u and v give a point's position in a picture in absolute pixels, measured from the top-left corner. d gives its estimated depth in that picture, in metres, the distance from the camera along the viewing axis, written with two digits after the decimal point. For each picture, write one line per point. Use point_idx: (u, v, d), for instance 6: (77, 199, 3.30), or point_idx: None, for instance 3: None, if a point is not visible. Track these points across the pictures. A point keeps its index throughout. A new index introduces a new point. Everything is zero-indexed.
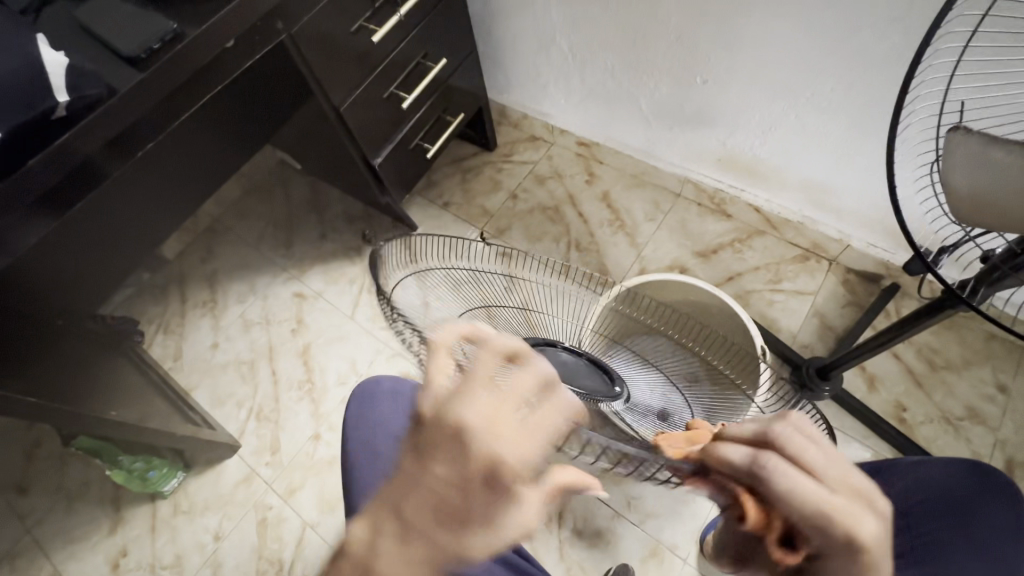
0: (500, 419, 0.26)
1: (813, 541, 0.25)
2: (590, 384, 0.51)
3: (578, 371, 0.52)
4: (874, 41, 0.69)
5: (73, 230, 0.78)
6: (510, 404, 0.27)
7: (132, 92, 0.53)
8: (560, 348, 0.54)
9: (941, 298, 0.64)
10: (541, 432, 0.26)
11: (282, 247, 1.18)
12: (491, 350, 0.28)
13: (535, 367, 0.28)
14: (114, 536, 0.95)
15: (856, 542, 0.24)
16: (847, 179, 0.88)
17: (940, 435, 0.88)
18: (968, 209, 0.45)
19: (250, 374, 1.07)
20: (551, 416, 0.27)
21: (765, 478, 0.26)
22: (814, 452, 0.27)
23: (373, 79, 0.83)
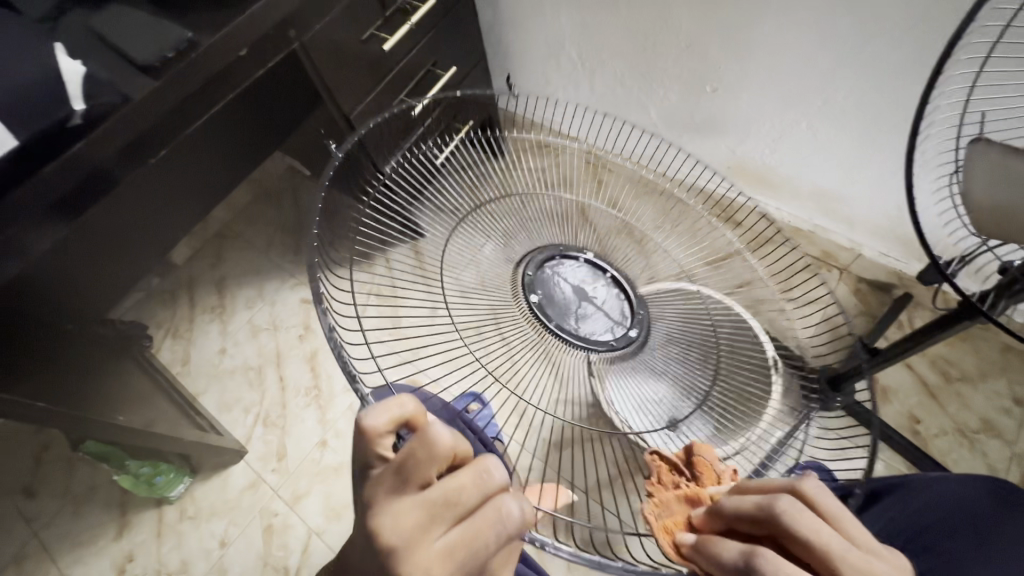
0: (433, 542, 0.32)
1: None
2: (590, 326, 0.60)
3: (580, 303, 0.61)
4: (888, 48, 0.69)
5: (85, 236, 0.77)
6: (443, 525, 0.32)
7: (146, 99, 0.53)
8: (577, 263, 0.65)
9: (960, 307, 0.62)
10: (468, 550, 0.31)
11: (290, 253, 1.19)
12: (428, 466, 0.32)
13: (475, 484, 0.33)
14: (120, 541, 0.95)
15: None
16: (859, 187, 0.87)
17: (955, 448, 0.86)
18: (988, 220, 0.45)
19: (257, 380, 1.07)
20: (484, 532, 0.32)
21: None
22: (829, 536, 0.31)
23: (383, 87, 0.84)
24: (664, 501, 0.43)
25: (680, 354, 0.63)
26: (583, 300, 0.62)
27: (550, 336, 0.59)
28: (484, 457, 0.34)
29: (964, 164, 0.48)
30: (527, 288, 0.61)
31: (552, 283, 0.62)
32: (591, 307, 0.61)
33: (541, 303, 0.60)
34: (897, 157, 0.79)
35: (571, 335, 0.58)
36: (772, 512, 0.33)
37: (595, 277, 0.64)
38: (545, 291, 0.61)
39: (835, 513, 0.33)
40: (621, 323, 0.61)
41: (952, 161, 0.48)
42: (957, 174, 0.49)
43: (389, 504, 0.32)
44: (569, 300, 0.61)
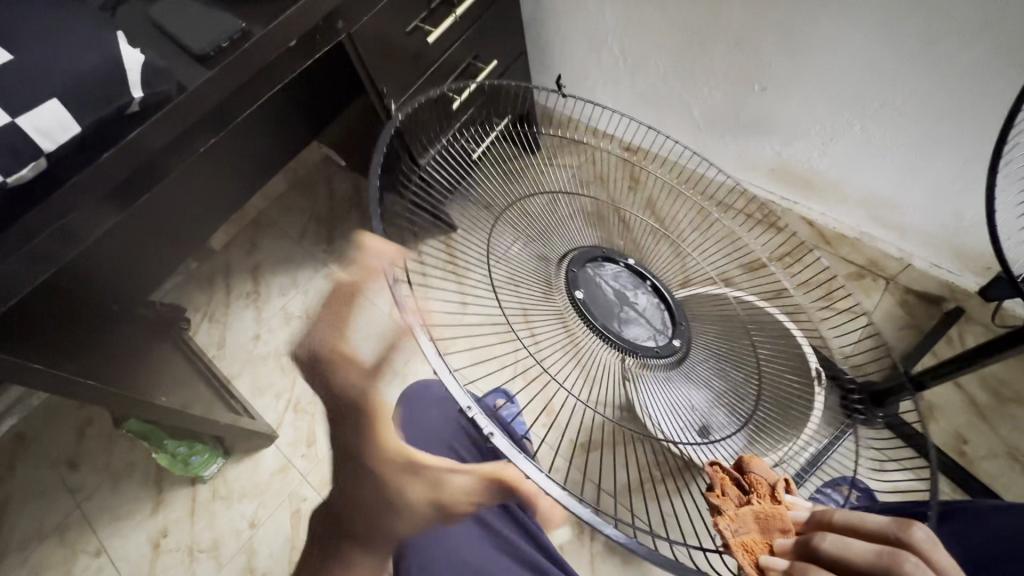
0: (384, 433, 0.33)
1: None
2: (634, 336, 0.55)
3: (619, 306, 0.57)
4: (956, 50, 0.66)
5: (133, 221, 0.80)
6: None
7: (201, 88, 0.54)
8: (620, 266, 0.61)
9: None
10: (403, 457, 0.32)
11: (324, 243, 1.20)
12: None
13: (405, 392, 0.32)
14: (156, 517, 0.98)
15: None
16: (912, 193, 0.84)
17: (1006, 472, 0.82)
18: None
19: (289, 366, 1.09)
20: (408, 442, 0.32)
21: None
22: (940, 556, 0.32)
23: (424, 80, 0.84)
24: (741, 515, 0.37)
25: (719, 363, 0.60)
26: (625, 304, 0.57)
27: (592, 337, 0.55)
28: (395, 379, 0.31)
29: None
30: (572, 284, 0.57)
31: (594, 283, 0.58)
32: (634, 313, 0.57)
33: (586, 300, 0.56)
34: (958, 163, 0.76)
35: (614, 341, 0.54)
36: (892, 566, 0.31)
37: (636, 284, 0.60)
38: (589, 291, 0.57)
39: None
40: (664, 332, 0.58)
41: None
42: None
43: None
44: (611, 302, 0.57)
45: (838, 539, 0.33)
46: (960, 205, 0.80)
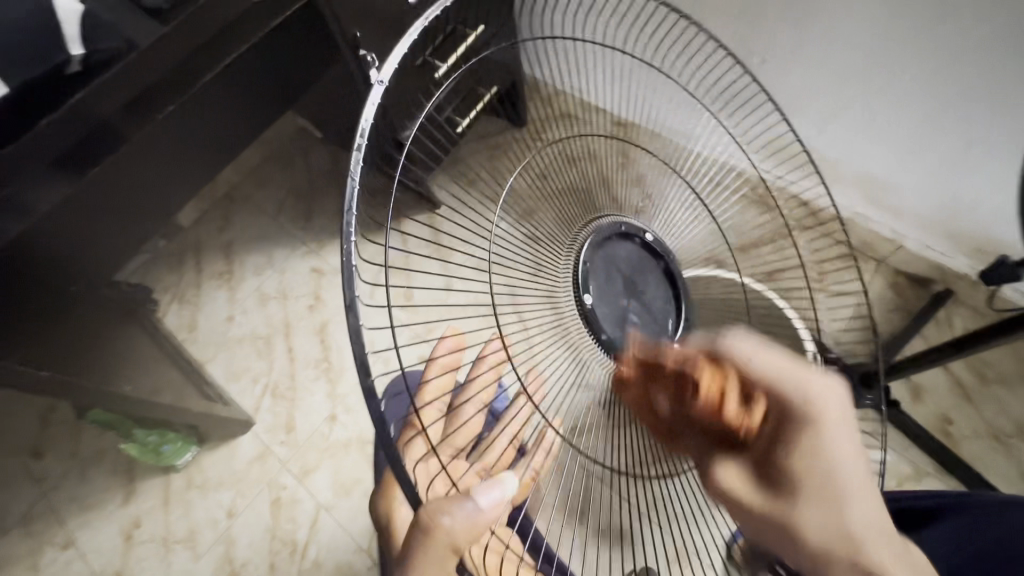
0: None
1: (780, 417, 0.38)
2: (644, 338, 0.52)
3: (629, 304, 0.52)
4: (970, 23, 0.63)
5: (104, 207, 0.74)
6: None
7: (153, 46, 0.50)
8: (636, 238, 0.55)
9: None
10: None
11: (301, 221, 1.14)
12: (443, 544, 0.35)
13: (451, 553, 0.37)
14: (127, 507, 0.94)
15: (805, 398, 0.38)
16: (911, 173, 0.81)
17: (986, 453, 0.84)
18: None
19: (266, 350, 1.04)
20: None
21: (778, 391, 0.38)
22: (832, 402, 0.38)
23: (407, 45, 0.79)
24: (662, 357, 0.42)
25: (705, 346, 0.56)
26: (634, 298, 0.53)
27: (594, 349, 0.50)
28: (442, 529, 0.35)
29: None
30: (584, 284, 0.51)
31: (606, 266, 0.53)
32: (641, 304, 0.53)
33: (595, 307, 0.51)
34: (962, 142, 0.74)
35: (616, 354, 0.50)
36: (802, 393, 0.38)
37: (648, 266, 0.55)
38: (598, 289, 0.52)
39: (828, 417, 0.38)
40: (667, 324, 0.54)
41: None
42: None
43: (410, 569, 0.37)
44: (619, 297, 0.52)
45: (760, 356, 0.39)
46: (963, 184, 0.78)
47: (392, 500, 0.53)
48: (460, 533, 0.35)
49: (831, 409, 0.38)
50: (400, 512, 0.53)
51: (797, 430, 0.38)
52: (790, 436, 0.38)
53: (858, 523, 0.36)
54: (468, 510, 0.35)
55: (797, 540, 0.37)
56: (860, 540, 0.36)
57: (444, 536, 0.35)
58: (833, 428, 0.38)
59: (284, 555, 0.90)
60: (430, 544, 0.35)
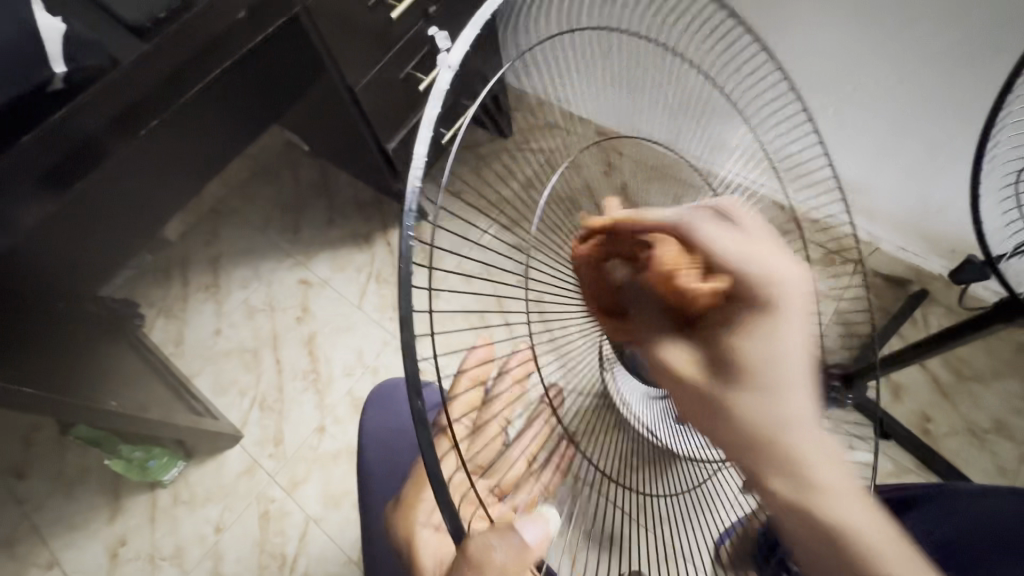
0: None
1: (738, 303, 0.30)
2: None
3: None
4: (929, 35, 0.66)
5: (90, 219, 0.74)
6: None
7: (136, 64, 0.51)
8: None
9: (1008, 306, 0.60)
10: None
11: (288, 232, 1.14)
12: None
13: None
14: (113, 525, 0.93)
15: (770, 280, 0.30)
16: (883, 177, 0.84)
17: (966, 449, 0.85)
18: None
19: (253, 362, 1.04)
20: None
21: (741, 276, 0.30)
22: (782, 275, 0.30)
23: (391, 58, 0.81)
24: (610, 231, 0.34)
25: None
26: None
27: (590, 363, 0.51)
28: (491, 560, 0.33)
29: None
30: None
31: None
32: None
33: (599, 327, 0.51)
34: (930, 148, 0.76)
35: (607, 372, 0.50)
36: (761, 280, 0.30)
37: None
38: None
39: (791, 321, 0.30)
40: None
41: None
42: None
43: None
44: None
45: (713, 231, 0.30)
46: (934, 188, 0.80)
47: (412, 512, 0.49)
48: (512, 561, 0.33)
49: (791, 296, 0.30)
50: (419, 533, 0.48)
51: (756, 316, 0.30)
52: (740, 326, 0.30)
53: (812, 432, 0.29)
54: (512, 541, 0.33)
55: (765, 457, 0.28)
56: (804, 459, 0.28)
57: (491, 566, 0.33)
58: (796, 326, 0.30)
59: (273, 569, 0.89)
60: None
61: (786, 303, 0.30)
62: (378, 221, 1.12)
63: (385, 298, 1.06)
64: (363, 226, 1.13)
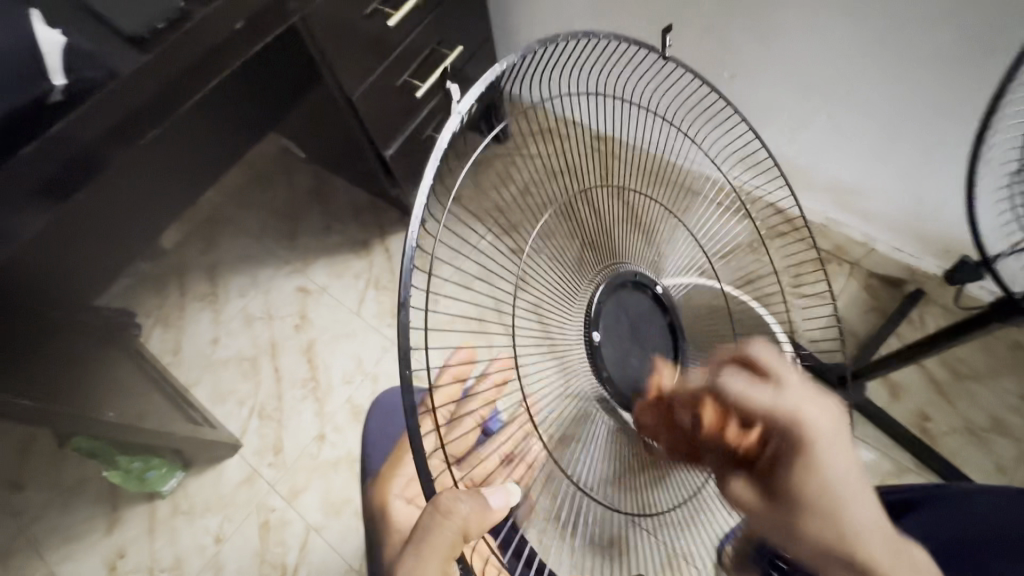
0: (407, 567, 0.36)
1: (777, 439, 0.34)
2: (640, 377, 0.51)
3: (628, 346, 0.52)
4: (919, 39, 0.66)
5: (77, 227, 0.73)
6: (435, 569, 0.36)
7: (135, 74, 0.50)
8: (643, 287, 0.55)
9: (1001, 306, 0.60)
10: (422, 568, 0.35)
11: (286, 240, 1.14)
12: (451, 533, 0.34)
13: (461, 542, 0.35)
14: (111, 537, 0.92)
15: (799, 423, 0.33)
16: (877, 179, 0.85)
17: (964, 447, 0.86)
18: None
19: (251, 371, 1.03)
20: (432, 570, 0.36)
21: (780, 427, 0.33)
22: (815, 410, 0.34)
23: (387, 66, 0.81)
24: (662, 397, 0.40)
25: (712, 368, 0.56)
26: (636, 340, 0.52)
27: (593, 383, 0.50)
28: (456, 512, 0.34)
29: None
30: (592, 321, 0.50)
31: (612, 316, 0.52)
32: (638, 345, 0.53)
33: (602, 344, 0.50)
34: (922, 150, 0.77)
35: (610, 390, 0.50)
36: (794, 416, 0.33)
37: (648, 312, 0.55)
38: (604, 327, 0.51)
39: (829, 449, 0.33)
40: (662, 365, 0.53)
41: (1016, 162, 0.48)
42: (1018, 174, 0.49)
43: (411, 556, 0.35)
44: (622, 339, 0.52)
45: (742, 385, 0.35)
46: (926, 190, 0.81)
47: (387, 486, 0.51)
48: (476, 518, 0.35)
49: (821, 428, 0.33)
50: (393, 504, 0.51)
51: (797, 453, 0.33)
52: (789, 462, 0.33)
53: (864, 521, 0.32)
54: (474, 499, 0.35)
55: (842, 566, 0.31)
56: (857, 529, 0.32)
57: (441, 542, 0.34)
58: (834, 453, 0.33)
59: None
60: (443, 534, 0.34)
61: (819, 439, 0.33)
62: (375, 227, 1.12)
63: (383, 305, 1.06)
64: (360, 233, 1.13)
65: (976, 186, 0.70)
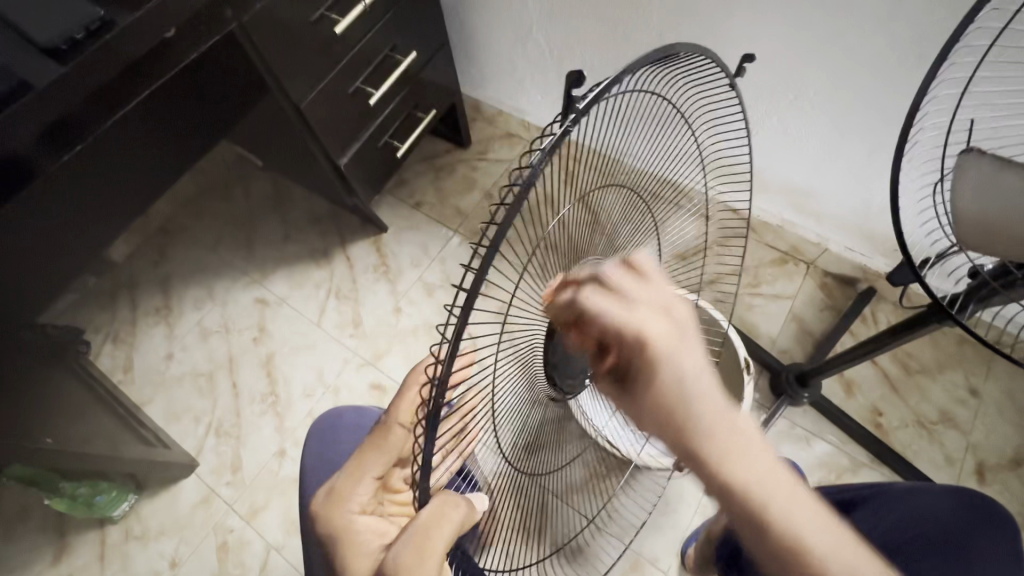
0: (406, 550, 0.37)
1: (629, 357, 0.30)
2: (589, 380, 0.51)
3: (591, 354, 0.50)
4: (858, 46, 0.68)
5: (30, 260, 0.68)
6: (436, 559, 0.37)
7: (51, 88, 0.49)
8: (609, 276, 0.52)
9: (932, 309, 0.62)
10: (420, 553, 0.36)
11: (243, 250, 1.11)
12: (447, 520, 0.36)
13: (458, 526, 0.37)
14: (58, 566, 0.88)
15: (646, 338, 0.29)
16: (827, 182, 0.87)
17: (915, 441, 0.89)
18: (976, 233, 0.46)
19: (208, 387, 1.00)
20: (433, 556, 0.36)
21: (639, 354, 0.30)
22: (676, 342, 0.30)
23: (337, 72, 0.79)
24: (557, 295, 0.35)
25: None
26: None
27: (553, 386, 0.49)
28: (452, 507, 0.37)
29: (951, 173, 0.49)
30: None
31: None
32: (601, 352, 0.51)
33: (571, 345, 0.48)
34: (866, 154, 0.79)
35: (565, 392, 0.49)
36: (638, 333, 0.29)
37: None
38: None
39: (669, 348, 0.30)
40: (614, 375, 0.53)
41: (940, 170, 0.50)
42: (943, 183, 0.50)
43: (407, 553, 0.36)
44: None
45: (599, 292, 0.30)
46: (870, 193, 0.84)
47: (346, 498, 0.42)
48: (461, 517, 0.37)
49: (666, 340, 0.30)
50: (353, 519, 0.43)
51: (640, 373, 0.30)
52: (638, 378, 0.30)
53: (756, 474, 0.30)
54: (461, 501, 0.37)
55: (749, 518, 0.30)
56: (755, 491, 0.29)
57: (440, 536, 0.36)
58: (681, 355, 0.30)
59: None
60: (444, 517, 0.36)
61: (663, 351, 0.30)
62: (336, 235, 1.10)
63: (344, 315, 1.04)
64: (321, 242, 1.10)
65: (910, 190, 0.72)
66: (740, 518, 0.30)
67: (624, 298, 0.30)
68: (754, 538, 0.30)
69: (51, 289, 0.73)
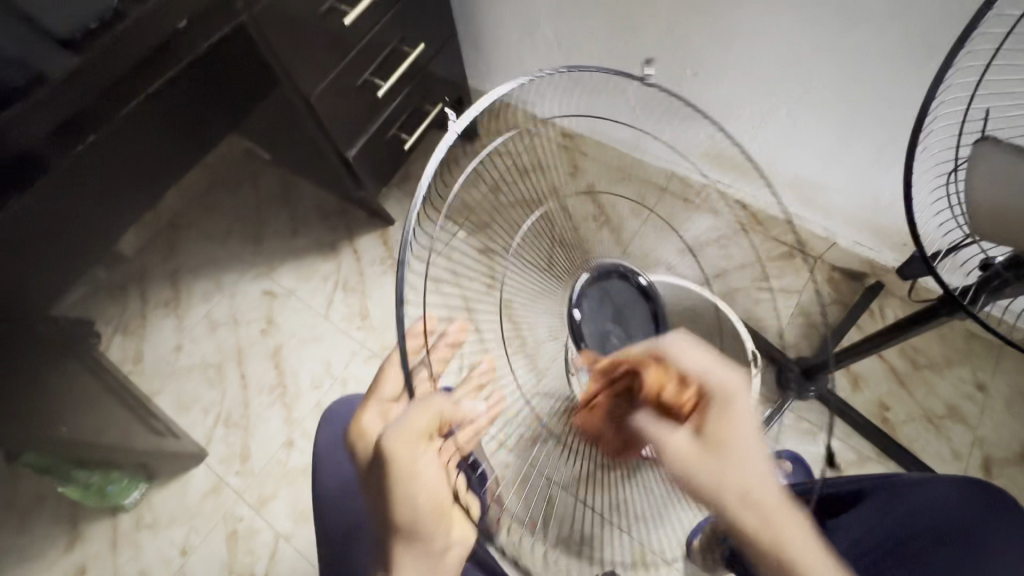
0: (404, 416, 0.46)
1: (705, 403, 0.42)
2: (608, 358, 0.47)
3: (606, 332, 0.47)
4: (868, 39, 0.67)
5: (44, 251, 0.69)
6: (423, 422, 0.45)
7: (65, 79, 0.49)
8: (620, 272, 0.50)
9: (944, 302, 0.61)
10: (418, 419, 0.45)
11: (250, 243, 1.11)
12: (429, 401, 0.45)
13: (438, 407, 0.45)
14: (71, 553, 0.90)
15: (731, 392, 0.42)
16: (835, 176, 0.87)
17: (922, 435, 0.89)
18: (990, 223, 0.45)
19: (217, 378, 1.01)
20: (420, 418, 0.45)
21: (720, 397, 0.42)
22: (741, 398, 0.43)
23: (346, 64, 0.79)
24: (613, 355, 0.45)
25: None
26: (617, 324, 0.47)
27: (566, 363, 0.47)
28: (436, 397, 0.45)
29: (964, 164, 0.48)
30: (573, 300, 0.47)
31: (593, 300, 0.47)
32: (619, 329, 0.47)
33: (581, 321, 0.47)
34: (875, 147, 0.79)
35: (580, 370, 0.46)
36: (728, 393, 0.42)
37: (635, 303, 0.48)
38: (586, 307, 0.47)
39: (739, 405, 0.42)
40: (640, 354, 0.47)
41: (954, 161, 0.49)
42: (955, 175, 0.50)
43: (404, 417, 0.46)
44: (600, 319, 0.47)
45: (684, 346, 0.43)
46: (879, 187, 0.84)
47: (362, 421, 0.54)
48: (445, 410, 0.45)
49: (734, 395, 0.43)
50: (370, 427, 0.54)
51: (712, 410, 0.42)
52: (711, 418, 0.42)
53: (774, 505, 0.40)
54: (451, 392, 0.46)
55: (768, 540, 0.39)
56: (774, 514, 0.40)
57: (423, 415, 0.45)
58: (742, 404, 0.43)
59: None
60: (428, 399, 0.45)
61: (737, 399, 0.42)
62: (343, 227, 1.10)
63: (352, 308, 1.04)
64: (328, 234, 1.11)
65: (921, 183, 0.72)
66: (750, 540, 0.40)
67: (705, 355, 0.43)
68: (767, 556, 0.39)
69: (63, 279, 0.74)
